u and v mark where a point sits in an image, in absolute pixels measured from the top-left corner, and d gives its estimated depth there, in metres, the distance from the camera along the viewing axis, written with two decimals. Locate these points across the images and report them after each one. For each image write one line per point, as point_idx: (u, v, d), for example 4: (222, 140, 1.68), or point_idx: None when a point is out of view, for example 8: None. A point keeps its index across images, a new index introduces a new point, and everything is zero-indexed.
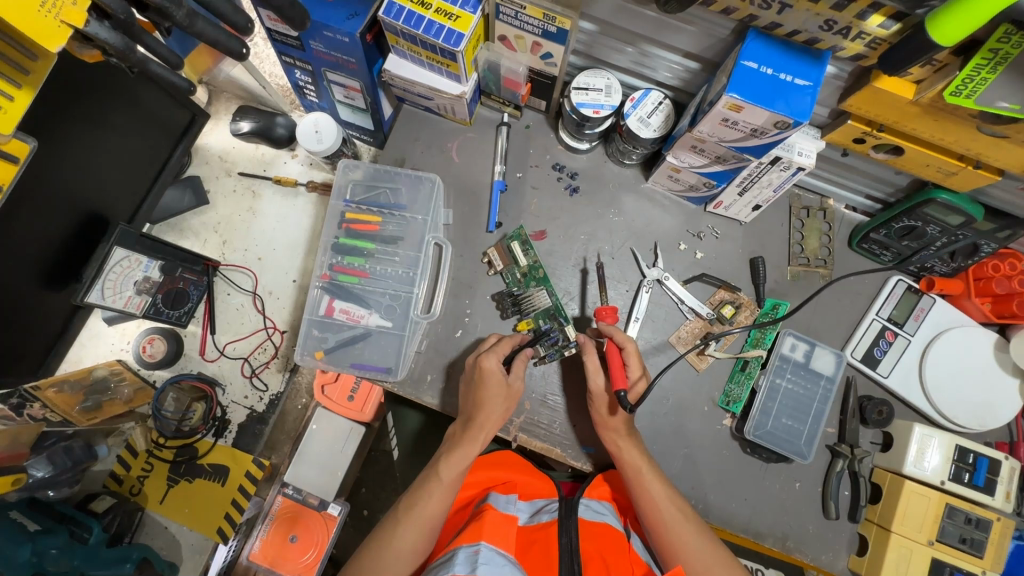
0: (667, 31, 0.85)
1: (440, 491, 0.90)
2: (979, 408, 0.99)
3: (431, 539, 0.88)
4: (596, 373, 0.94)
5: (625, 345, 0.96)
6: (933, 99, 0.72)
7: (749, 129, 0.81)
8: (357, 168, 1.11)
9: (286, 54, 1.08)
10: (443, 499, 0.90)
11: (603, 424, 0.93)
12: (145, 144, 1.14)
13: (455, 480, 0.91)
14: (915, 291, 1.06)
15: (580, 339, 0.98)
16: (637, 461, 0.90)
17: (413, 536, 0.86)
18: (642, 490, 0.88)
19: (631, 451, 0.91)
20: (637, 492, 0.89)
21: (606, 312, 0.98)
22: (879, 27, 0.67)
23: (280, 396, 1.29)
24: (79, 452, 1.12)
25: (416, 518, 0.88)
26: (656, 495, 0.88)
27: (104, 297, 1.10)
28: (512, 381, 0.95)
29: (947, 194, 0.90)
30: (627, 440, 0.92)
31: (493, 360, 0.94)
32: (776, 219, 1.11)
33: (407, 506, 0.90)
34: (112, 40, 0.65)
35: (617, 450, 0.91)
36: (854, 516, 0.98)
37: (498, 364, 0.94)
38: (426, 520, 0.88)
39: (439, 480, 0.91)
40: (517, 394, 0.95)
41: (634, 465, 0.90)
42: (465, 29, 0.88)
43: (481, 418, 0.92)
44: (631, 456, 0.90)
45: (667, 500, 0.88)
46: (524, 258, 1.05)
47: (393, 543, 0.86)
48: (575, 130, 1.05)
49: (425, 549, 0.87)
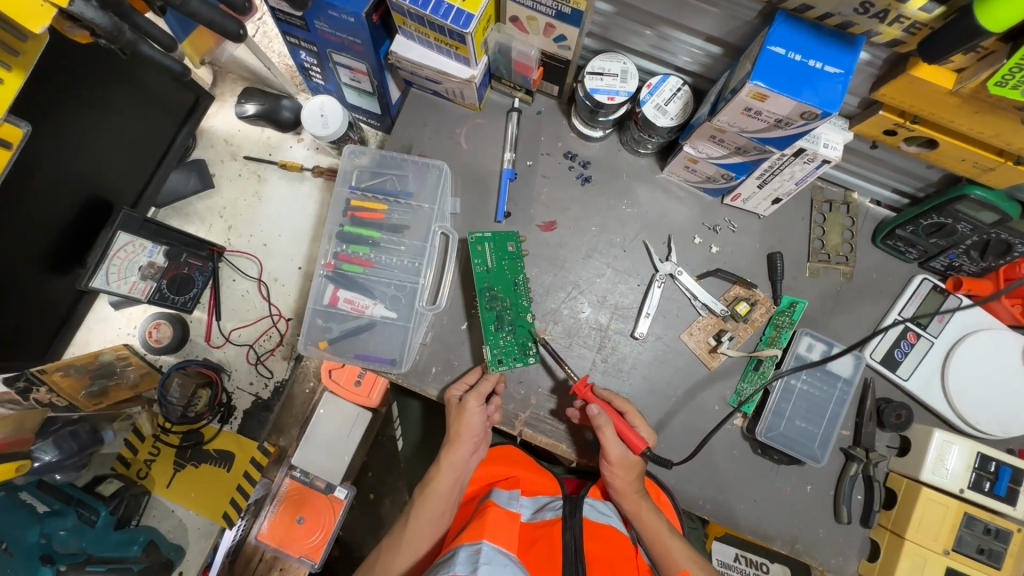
0: (689, 13, 0.81)
1: (439, 478, 0.90)
2: (1003, 415, 0.95)
3: (412, 556, 0.87)
4: (613, 444, 0.88)
5: (625, 409, 0.93)
6: (976, 89, 0.67)
7: (773, 119, 0.76)
8: (363, 154, 1.09)
9: (290, 34, 1.04)
10: (434, 522, 0.88)
11: (622, 497, 0.90)
12: (148, 128, 1.12)
13: (447, 494, 0.90)
14: (941, 291, 1.01)
15: (590, 415, 0.88)
16: (657, 523, 0.88)
17: (415, 535, 0.88)
18: (663, 547, 0.86)
19: (649, 516, 0.89)
20: (656, 551, 0.87)
21: (582, 388, 0.92)
22: (920, 11, 0.62)
23: (286, 382, 1.28)
24: (85, 438, 1.14)
25: (415, 526, 0.88)
26: (676, 551, 0.86)
27: (108, 282, 1.08)
28: (464, 402, 0.92)
29: (981, 190, 0.86)
30: (643, 501, 0.90)
31: (457, 390, 0.96)
32: (796, 212, 1.06)
33: (401, 527, 0.89)
34: (102, 21, 0.63)
35: (636, 513, 0.89)
36: (866, 521, 0.96)
37: (461, 393, 0.96)
38: (429, 517, 0.88)
39: (431, 493, 0.89)
40: (474, 412, 0.91)
41: (653, 528, 0.88)
42: (475, 9, 0.84)
43: (452, 432, 0.91)
44: (647, 520, 0.88)
45: (687, 557, 0.86)
46: (481, 259, 1.01)
47: (385, 565, 0.87)
48: (588, 117, 1.02)
49: (410, 566, 0.87)
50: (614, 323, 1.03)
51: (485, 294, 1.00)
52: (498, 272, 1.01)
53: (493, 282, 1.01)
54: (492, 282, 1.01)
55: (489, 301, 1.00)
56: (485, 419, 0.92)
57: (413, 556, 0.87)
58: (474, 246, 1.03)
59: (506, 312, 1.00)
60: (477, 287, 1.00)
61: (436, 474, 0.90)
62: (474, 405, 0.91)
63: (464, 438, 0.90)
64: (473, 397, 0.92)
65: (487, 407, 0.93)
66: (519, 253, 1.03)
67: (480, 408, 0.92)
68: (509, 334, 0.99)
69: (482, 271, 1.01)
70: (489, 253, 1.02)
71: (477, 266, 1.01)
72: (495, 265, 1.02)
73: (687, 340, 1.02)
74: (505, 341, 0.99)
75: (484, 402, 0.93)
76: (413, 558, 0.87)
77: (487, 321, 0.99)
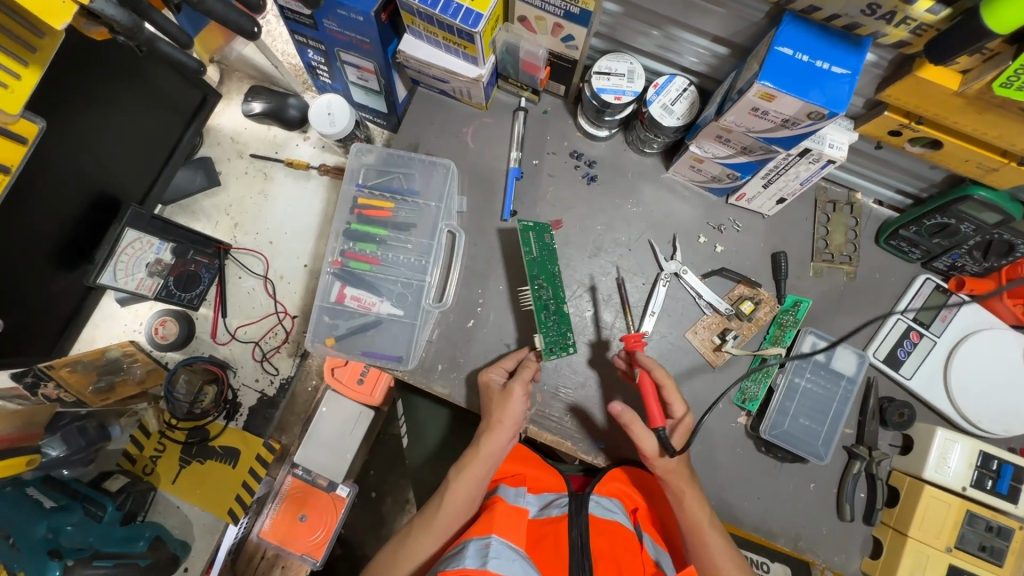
0: (696, 13, 0.81)
1: (473, 465, 0.89)
2: (1005, 414, 0.96)
3: (438, 539, 0.87)
4: (643, 439, 0.89)
5: (663, 381, 0.92)
6: (981, 90, 0.68)
7: (780, 119, 0.77)
8: (370, 153, 1.10)
9: (299, 33, 1.05)
10: (462, 508, 0.88)
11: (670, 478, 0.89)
12: (155, 125, 1.12)
13: (479, 480, 0.89)
14: (943, 291, 1.02)
15: (617, 414, 0.90)
16: (700, 517, 0.87)
17: (443, 518, 0.87)
18: (701, 542, 0.85)
19: (694, 508, 0.87)
20: (695, 545, 0.86)
21: (633, 340, 0.94)
22: (926, 13, 0.63)
23: (291, 379, 1.29)
24: (93, 433, 1.14)
25: (445, 508, 0.87)
26: (715, 547, 0.85)
27: (116, 278, 1.09)
28: (509, 388, 0.92)
29: (984, 190, 0.87)
30: (691, 486, 0.89)
31: (496, 374, 0.96)
32: (800, 212, 1.07)
33: (432, 510, 0.88)
34: (121, 18, 0.64)
35: (681, 500, 0.88)
36: (869, 518, 0.97)
37: (501, 377, 0.96)
38: (454, 503, 0.88)
39: (467, 478, 0.89)
40: (518, 400, 0.91)
41: (694, 521, 0.86)
42: (483, 9, 0.85)
43: (494, 418, 0.90)
44: (694, 512, 0.87)
45: (725, 555, 0.85)
46: (529, 245, 1.01)
47: (411, 548, 0.87)
48: (594, 116, 1.02)
49: (433, 552, 0.87)
50: (619, 321, 1.04)
51: (535, 283, 1.00)
52: (541, 262, 1.02)
53: (537, 272, 1.01)
54: (540, 272, 1.01)
55: (537, 289, 1.00)
56: (526, 408, 0.93)
57: (439, 540, 0.87)
58: (519, 235, 1.02)
59: (549, 303, 1.00)
60: (528, 275, 1.00)
61: (474, 457, 0.90)
62: (519, 392, 0.91)
63: (505, 425, 0.90)
64: (518, 384, 0.92)
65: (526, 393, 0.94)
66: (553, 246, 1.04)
67: (523, 395, 0.92)
68: (556, 322, 1.00)
69: (530, 260, 1.01)
70: (535, 242, 1.02)
71: (525, 254, 1.01)
72: (539, 254, 1.02)
73: (691, 339, 1.03)
74: (553, 330, 1.00)
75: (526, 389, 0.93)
76: (436, 542, 0.87)
77: (539, 311, 0.99)
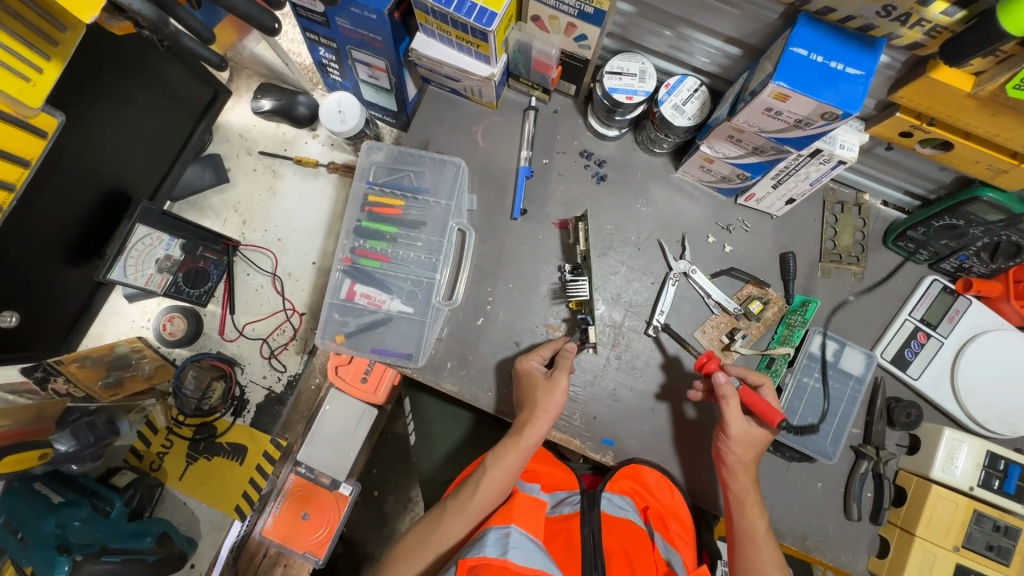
0: (710, 13, 0.82)
1: (515, 451, 0.89)
2: (1011, 414, 0.97)
3: (472, 521, 0.86)
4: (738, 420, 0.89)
5: (760, 383, 0.94)
6: (994, 92, 0.68)
7: (793, 120, 0.78)
8: (380, 150, 1.11)
9: (311, 31, 1.06)
10: (498, 493, 0.87)
11: (733, 477, 0.89)
12: (167, 122, 1.13)
13: (515, 468, 0.89)
14: (950, 292, 1.03)
15: (719, 384, 0.90)
16: (757, 529, 0.88)
17: (478, 502, 0.86)
18: (751, 550, 0.87)
19: (753, 519, 0.88)
20: (743, 552, 0.87)
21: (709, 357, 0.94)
22: (941, 15, 0.64)
23: (298, 377, 1.29)
24: (101, 428, 1.14)
25: (482, 493, 0.87)
26: (764, 557, 0.86)
27: (126, 274, 1.09)
28: (554, 376, 0.93)
29: (993, 192, 0.87)
30: (755, 497, 0.89)
31: (535, 362, 0.96)
32: (809, 213, 1.08)
33: (467, 494, 0.88)
34: (146, 11, 0.65)
35: (740, 509, 0.89)
36: (876, 518, 0.97)
37: (539, 366, 0.96)
38: (487, 490, 0.87)
39: (505, 463, 0.88)
40: (563, 388, 0.92)
41: (749, 530, 0.88)
42: (497, 8, 0.85)
43: (539, 406, 0.90)
44: (752, 524, 0.88)
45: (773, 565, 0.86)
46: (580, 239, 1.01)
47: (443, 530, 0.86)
48: (605, 116, 1.03)
49: (461, 536, 0.86)
50: (628, 321, 1.04)
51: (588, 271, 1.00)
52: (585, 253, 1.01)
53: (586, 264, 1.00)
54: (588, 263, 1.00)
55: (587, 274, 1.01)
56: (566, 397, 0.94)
57: (471, 521, 0.87)
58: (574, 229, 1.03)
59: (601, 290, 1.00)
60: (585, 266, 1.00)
61: (512, 443, 0.90)
62: (565, 381, 0.92)
63: (549, 415, 0.90)
64: (562, 373, 0.93)
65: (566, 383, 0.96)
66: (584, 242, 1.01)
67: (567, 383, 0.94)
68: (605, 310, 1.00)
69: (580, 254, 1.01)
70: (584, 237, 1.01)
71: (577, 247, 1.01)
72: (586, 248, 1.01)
73: (700, 338, 1.03)
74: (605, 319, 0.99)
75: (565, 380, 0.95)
76: (467, 526, 0.86)
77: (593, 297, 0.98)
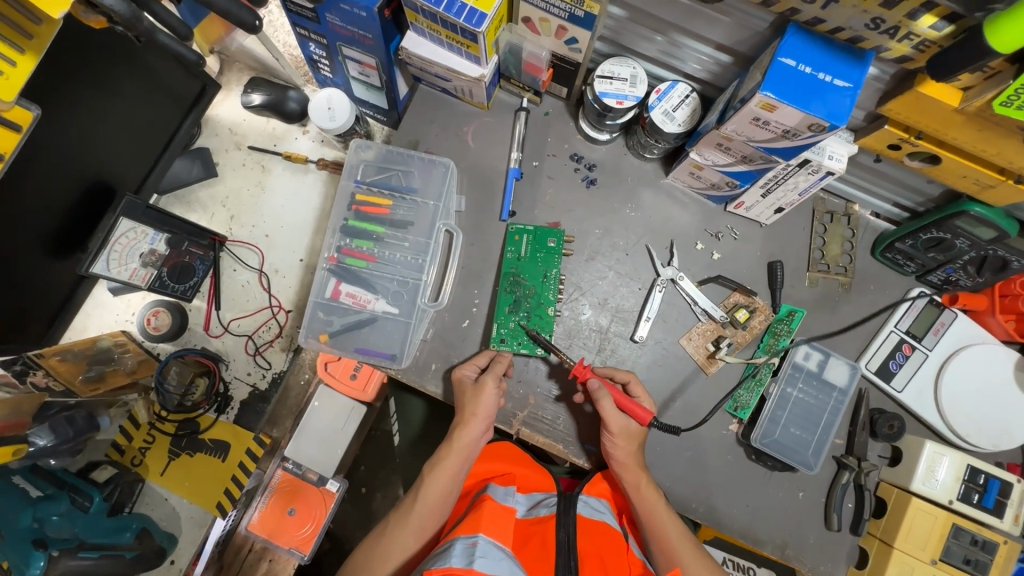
0: (702, 21, 0.81)
1: (451, 454, 0.92)
2: (993, 428, 0.97)
3: (419, 536, 0.88)
4: (615, 415, 0.90)
5: (628, 380, 0.97)
6: (980, 108, 0.68)
7: (781, 130, 0.77)
8: (369, 149, 1.10)
9: (301, 26, 1.04)
10: (441, 500, 0.90)
11: (624, 471, 0.91)
12: (153, 113, 1.11)
13: (455, 471, 0.92)
14: (937, 305, 1.03)
15: (592, 389, 0.91)
16: (669, 527, 0.89)
17: (420, 514, 0.89)
18: (666, 547, 0.88)
19: (662, 518, 0.89)
20: (661, 550, 0.89)
21: (581, 370, 0.93)
22: (930, 28, 0.63)
23: (283, 374, 1.28)
24: (81, 423, 1.13)
25: (421, 507, 0.89)
26: (683, 553, 0.88)
27: (109, 268, 1.09)
28: (481, 381, 0.93)
29: (980, 207, 0.87)
30: (655, 503, 0.91)
31: (468, 370, 0.96)
32: (797, 223, 1.07)
33: (409, 506, 0.90)
34: (119, 7, 0.64)
35: (647, 512, 0.90)
36: (856, 529, 0.97)
37: (473, 374, 0.96)
38: (433, 499, 0.89)
39: (443, 472, 0.91)
40: (491, 393, 0.92)
41: (660, 529, 0.89)
42: (487, 9, 0.84)
43: (467, 412, 0.91)
44: (660, 523, 0.89)
45: (694, 559, 0.88)
46: (515, 247, 1.03)
47: (388, 543, 0.88)
48: (595, 120, 1.02)
49: (416, 548, 0.88)
50: (614, 326, 1.04)
51: (508, 279, 1.02)
52: (529, 262, 1.03)
53: (522, 271, 1.02)
54: (520, 270, 1.02)
55: (510, 285, 1.02)
56: (499, 401, 0.93)
57: (424, 537, 0.89)
58: (510, 236, 1.05)
59: (524, 300, 1.01)
60: (502, 270, 1.02)
61: (447, 450, 0.92)
62: (492, 386, 0.92)
63: (479, 419, 0.92)
64: (490, 378, 0.93)
65: (500, 387, 0.95)
66: (559, 249, 1.03)
67: (496, 388, 0.93)
68: (524, 316, 1.00)
69: (513, 258, 1.03)
70: (525, 243, 1.03)
71: (510, 253, 1.03)
72: (527, 255, 1.03)
73: (685, 345, 1.03)
74: (514, 324, 1.00)
75: (499, 383, 0.94)
76: (420, 540, 0.89)
77: (503, 304, 1.01)
